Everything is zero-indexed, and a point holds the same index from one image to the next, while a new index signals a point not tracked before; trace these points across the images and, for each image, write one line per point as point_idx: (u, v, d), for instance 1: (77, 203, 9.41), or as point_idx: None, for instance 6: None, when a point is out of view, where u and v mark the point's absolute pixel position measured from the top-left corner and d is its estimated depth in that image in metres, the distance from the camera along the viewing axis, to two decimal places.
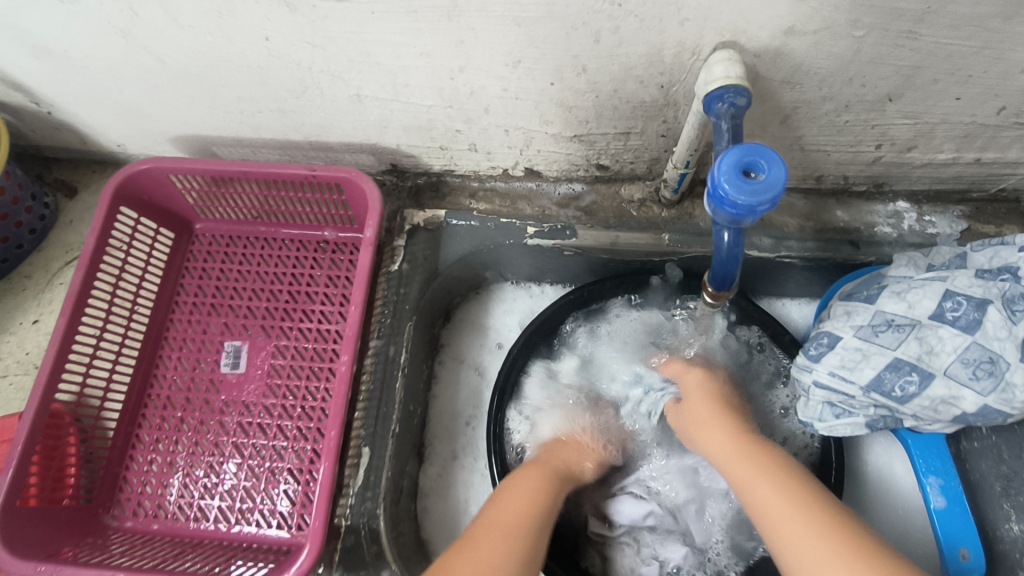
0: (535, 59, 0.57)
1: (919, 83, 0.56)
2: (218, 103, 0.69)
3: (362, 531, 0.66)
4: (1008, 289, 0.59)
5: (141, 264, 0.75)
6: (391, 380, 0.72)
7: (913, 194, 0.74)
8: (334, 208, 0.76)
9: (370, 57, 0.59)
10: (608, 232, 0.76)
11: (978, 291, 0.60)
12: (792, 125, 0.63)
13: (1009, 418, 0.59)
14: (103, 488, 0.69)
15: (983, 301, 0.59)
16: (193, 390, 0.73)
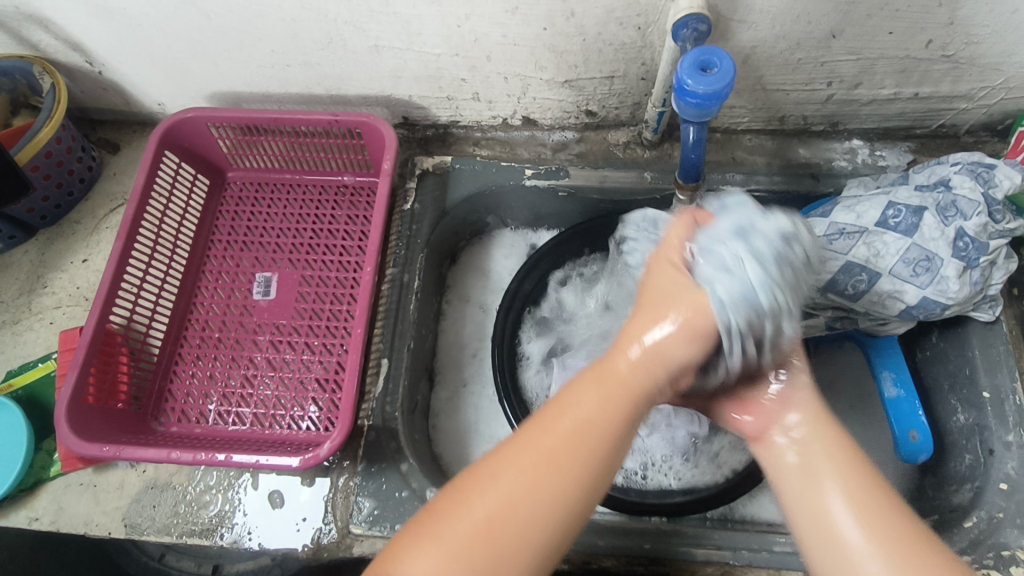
0: (529, 4, 0.67)
1: (856, 19, 0.65)
2: (253, 57, 0.78)
3: (384, 429, 0.74)
4: (941, 198, 0.68)
5: (182, 205, 0.84)
6: (406, 302, 0.81)
7: (866, 132, 0.83)
8: (353, 154, 0.85)
9: (388, 7, 0.68)
10: (596, 172, 0.85)
11: (916, 200, 0.69)
12: (753, 64, 0.73)
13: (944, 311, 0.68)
14: (151, 399, 0.77)
15: (919, 209, 0.68)
16: (228, 315, 0.81)
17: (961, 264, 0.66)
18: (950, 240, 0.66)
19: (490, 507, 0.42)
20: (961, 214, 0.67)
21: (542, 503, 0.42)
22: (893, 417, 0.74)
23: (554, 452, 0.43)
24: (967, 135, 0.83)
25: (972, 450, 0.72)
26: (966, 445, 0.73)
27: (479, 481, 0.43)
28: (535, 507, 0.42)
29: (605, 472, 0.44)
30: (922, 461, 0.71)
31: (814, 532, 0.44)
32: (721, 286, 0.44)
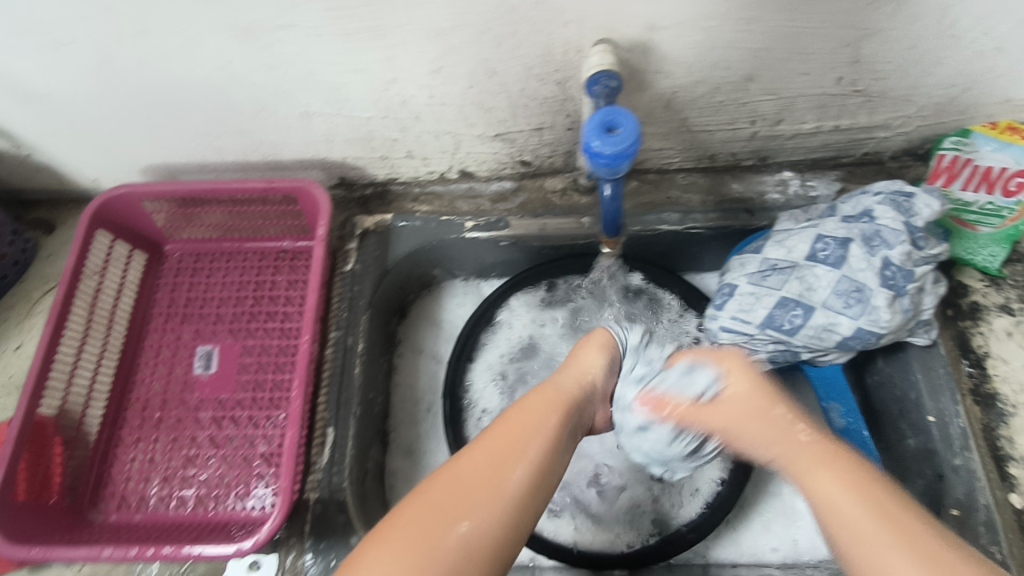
0: (454, 65, 0.67)
1: (768, 62, 0.67)
2: (183, 131, 0.77)
3: (331, 501, 0.72)
4: (866, 227, 0.69)
5: (117, 282, 0.82)
6: (351, 366, 0.79)
7: (795, 163, 0.85)
8: (292, 219, 0.85)
9: (315, 77, 0.68)
10: (536, 220, 0.86)
11: (842, 230, 0.70)
12: (676, 108, 0.74)
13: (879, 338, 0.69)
14: (88, 487, 0.74)
15: (845, 239, 0.69)
16: (169, 393, 0.79)
17: (890, 292, 0.67)
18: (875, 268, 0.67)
19: (453, 476, 0.48)
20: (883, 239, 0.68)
21: (488, 521, 0.45)
22: None
23: (513, 461, 0.49)
24: (892, 160, 0.85)
25: (924, 475, 0.72)
26: (920, 471, 0.73)
27: (453, 469, 0.48)
28: (481, 523, 0.45)
29: (537, 497, 0.49)
30: None
31: (878, 567, 0.42)
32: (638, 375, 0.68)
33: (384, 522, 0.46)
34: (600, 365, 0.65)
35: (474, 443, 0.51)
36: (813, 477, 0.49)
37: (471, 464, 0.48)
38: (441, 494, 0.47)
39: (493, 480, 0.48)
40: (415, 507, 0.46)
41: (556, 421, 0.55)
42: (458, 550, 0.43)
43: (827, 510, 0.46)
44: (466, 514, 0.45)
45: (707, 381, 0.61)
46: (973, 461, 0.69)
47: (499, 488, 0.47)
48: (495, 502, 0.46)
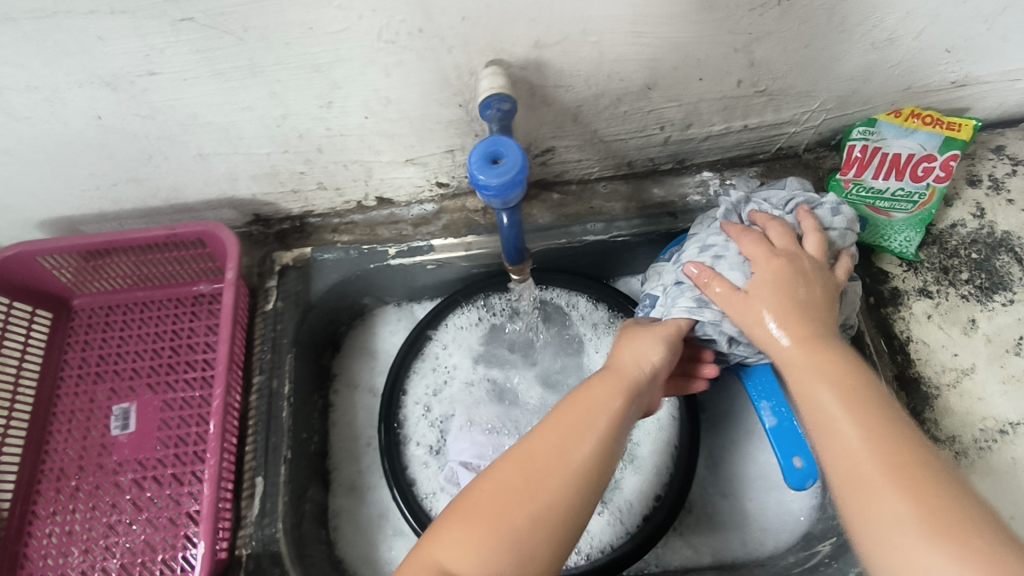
0: (343, 98, 0.65)
1: (664, 70, 0.67)
2: (73, 183, 0.74)
3: (263, 556, 0.69)
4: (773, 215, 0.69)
5: (20, 345, 0.78)
6: (277, 410, 0.76)
7: (713, 164, 0.85)
8: (204, 262, 0.81)
9: (199, 119, 0.66)
10: (460, 241, 0.84)
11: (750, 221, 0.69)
12: (584, 121, 0.73)
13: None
14: (2, 568, 0.70)
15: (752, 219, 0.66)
16: (85, 458, 0.75)
17: None
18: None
19: (523, 460, 0.53)
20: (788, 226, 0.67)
21: (546, 504, 0.51)
22: (777, 445, 0.72)
23: (572, 446, 0.54)
24: (807, 153, 0.85)
25: None
26: None
27: (514, 458, 0.54)
28: (539, 510, 0.51)
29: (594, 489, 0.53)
30: (810, 488, 0.70)
31: (860, 508, 0.49)
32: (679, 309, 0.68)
33: (454, 510, 0.52)
34: (659, 356, 0.63)
35: (539, 428, 0.56)
36: (812, 390, 0.55)
37: (544, 450, 0.54)
38: (495, 484, 0.52)
39: (546, 466, 0.53)
40: (467, 498, 0.52)
41: (622, 403, 0.58)
42: (516, 536, 0.49)
43: (811, 414, 0.55)
44: (519, 506, 0.51)
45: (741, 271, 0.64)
46: None
47: (573, 471, 0.53)
48: (544, 491, 0.51)
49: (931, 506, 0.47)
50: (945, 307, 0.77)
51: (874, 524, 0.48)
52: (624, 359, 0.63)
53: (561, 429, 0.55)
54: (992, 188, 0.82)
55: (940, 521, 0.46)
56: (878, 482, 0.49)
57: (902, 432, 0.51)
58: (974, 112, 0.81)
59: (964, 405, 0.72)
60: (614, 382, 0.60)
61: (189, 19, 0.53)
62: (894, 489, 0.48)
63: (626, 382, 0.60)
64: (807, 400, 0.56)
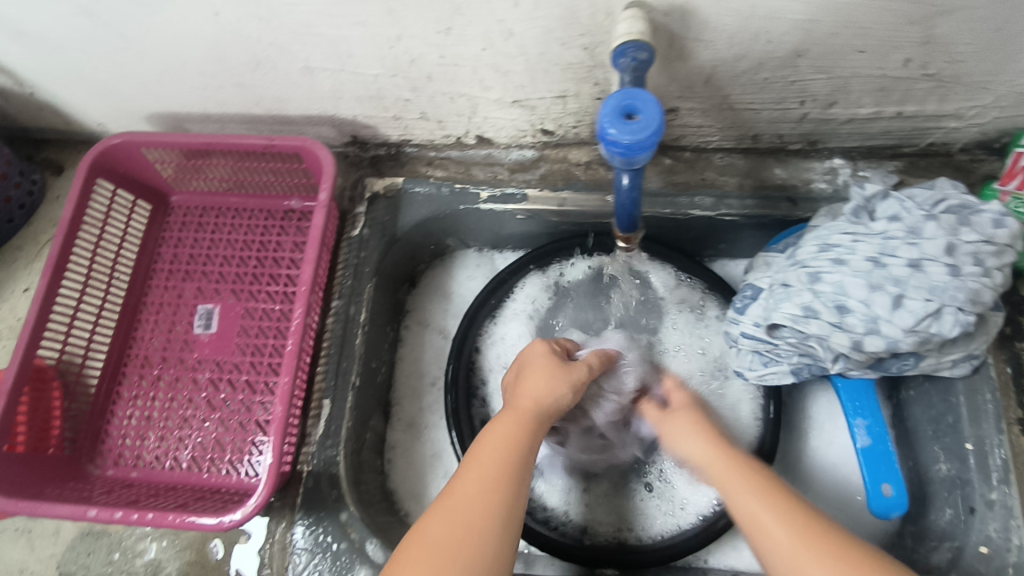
0: (463, 25, 0.61)
1: (819, 37, 0.58)
2: (183, 79, 0.73)
3: (322, 476, 0.70)
4: (913, 220, 0.59)
5: (120, 231, 0.80)
6: (351, 336, 0.76)
7: (848, 150, 0.77)
8: (298, 177, 0.81)
9: (312, 29, 0.63)
10: (556, 194, 0.80)
11: (884, 223, 0.60)
12: (716, 84, 0.66)
13: (911, 346, 0.58)
14: (86, 439, 0.74)
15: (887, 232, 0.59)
16: (169, 350, 0.78)
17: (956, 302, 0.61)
18: (917, 265, 0.57)
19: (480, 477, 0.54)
20: (930, 236, 0.58)
21: (497, 523, 0.51)
22: (865, 468, 0.68)
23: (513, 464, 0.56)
24: (962, 153, 0.75)
25: (953, 504, 0.67)
26: (948, 499, 0.67)
27: (461, 477, 0.55)
28: (485, 535, 0.50)
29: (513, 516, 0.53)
30: (893, 518, 0.66)
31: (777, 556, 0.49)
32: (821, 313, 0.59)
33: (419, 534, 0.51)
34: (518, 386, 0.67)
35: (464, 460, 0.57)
36: (745, 505, 0.53)
37: (475, 478, 0.54)
38: (455, 506, 0.52)
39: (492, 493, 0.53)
40: (439, 514, 0.52)
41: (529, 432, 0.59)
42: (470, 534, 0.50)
43: (746, 527, 0.52)
44: (481, 508, 0.52)
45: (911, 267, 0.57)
46: (1010, 496, 0.63)
47: (508, 479, 0.54)
48: (494, 514, 0.52)
49: (838, 549, 0.47)
50: None
51: (786, 554, 0.49)
52: (689, 421, 0.65)
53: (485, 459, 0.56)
54: None
55: (829, 550, 0.47)
56: (776, 531, 0.50)
57: (765, 495, 0.53)
58: None
59: None
60: (525, 416, 0.60)
61: None
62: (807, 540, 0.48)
63: (525, 420, 0.60)
64: (742, 514, 0.54)
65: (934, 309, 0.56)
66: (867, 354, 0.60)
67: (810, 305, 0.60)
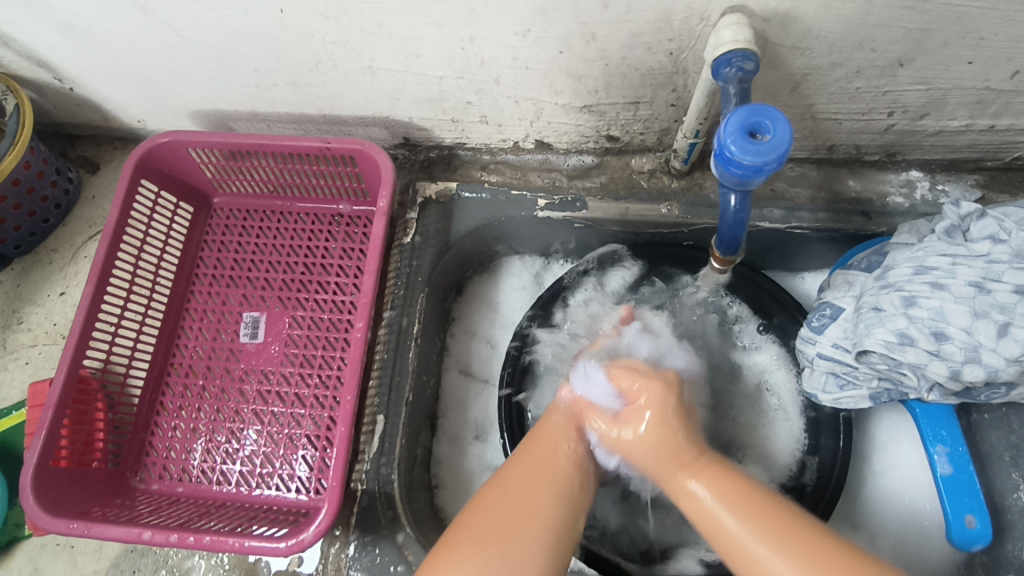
0: (544, 27, 0.57)
1: (930, 47, 0.56)
2: (235, 76, 0.69)
3: (377, 495, 0.67)
4: (1018, 242, 0.56)
5: (163, 233, 0.77)
6: (405, 349, 0.73)
7: (926, 163, 0.73)
8: (348, 181, 0.77)
9: (382, 28, 0.59)
10: (617, 204, 0.76)
11: (987, 245, 0.57)
12: (803, 93, 0.63)
13: (1012, 377, 0.55)
14: (130, 453, 0.72)
15: (991, 256, 0.56)
16: (214, 359, 0.75)
17: None
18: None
19: (535, 466, 0.53)
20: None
21: (573, 488, 0.52)
22: (947, 497, 0.67)
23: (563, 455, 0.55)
24: None
25: None
26: None
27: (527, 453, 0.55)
28: (545, 516, 0.49)
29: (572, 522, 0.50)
30: (975, 550, 0.65)
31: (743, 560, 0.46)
32: (921, 339, 0.56)
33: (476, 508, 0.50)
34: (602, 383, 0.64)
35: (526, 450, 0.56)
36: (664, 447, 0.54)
37: (541, 452, 0.55)
38: (524, 476, 0.52)
39: (557, 465, 0.53)
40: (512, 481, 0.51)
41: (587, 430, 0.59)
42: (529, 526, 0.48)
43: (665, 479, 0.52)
44: (536, 501, 0.50)
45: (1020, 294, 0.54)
46: None
47: (563, 475, 0.53)
48: (570, 480, 0.52)
49: (811, 552, 0.43)
50: None
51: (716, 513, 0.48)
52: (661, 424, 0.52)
53: (545, 448, 0.55)
54: None
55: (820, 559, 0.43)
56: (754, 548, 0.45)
57: (781, 505, 0.47)
58: None
59: None
60: (579, 411, 0.61)
61: None
62: (777, 545, 0.44)
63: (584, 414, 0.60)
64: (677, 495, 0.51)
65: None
66: (963, 384, 0.56)
67: (908, 329, 0.56)
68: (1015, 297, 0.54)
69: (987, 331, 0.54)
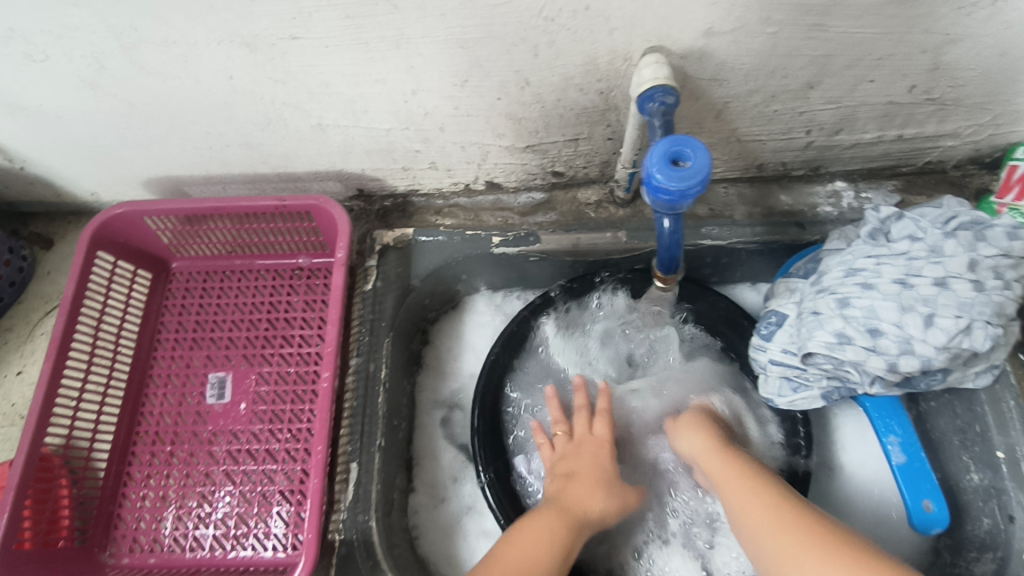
0: (482, 76, 0.61)
1: (834, 70, 0.61)
2: (187, 142, 0.71)
3: (355, 544, 0.67)
4: (933, 239, 0.61)
5: (122, 301, 0.77)
6: (374, 395, 0.74)
7: (849, 173, 0.79)
8: (306, 236, 0.79)
9: (328, 88, 0.62)
10: (569, 235, 0.79)
11: (906, 244, 0.62)
12: (727, 118, 0.68)
13: (944, 363, 0.59)
14: (98, 528, 0.70)
15: (909, 253, 0.61)
16: (181, 424, 0.74)
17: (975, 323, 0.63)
18: (943, 284, 0.59)
19: None
20: (951, 255, 0.59)
21: None
22: (904, 484, 0.69)
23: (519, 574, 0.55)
24: (954, 169, 0.78)
25: (989, 514, 0.68)
26: (986, 508, 0.68)
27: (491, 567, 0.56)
28: None
29: None
30: (935, 533, 0.67)
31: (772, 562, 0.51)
32: (859, 339, 0.60)
33: None
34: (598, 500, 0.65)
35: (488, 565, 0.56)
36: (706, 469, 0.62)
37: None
38: None
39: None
40: None
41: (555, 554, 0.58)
42: None
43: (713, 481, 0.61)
44: None
45: (939, 288, 0.58)
46: None
47: None
48: None
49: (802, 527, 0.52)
50: None
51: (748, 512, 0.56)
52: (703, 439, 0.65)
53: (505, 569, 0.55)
54: None
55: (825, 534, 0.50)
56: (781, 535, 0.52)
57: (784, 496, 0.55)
58: None
59: None
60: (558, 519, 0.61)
61: None
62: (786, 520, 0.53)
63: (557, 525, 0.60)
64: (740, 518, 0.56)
65: (964, 326, 0.57)
66: (902, 374, 0.60)
67: (843, 330, 0.60)
68: (936, 290, 0.58)
69: (916, 325, 0.58)
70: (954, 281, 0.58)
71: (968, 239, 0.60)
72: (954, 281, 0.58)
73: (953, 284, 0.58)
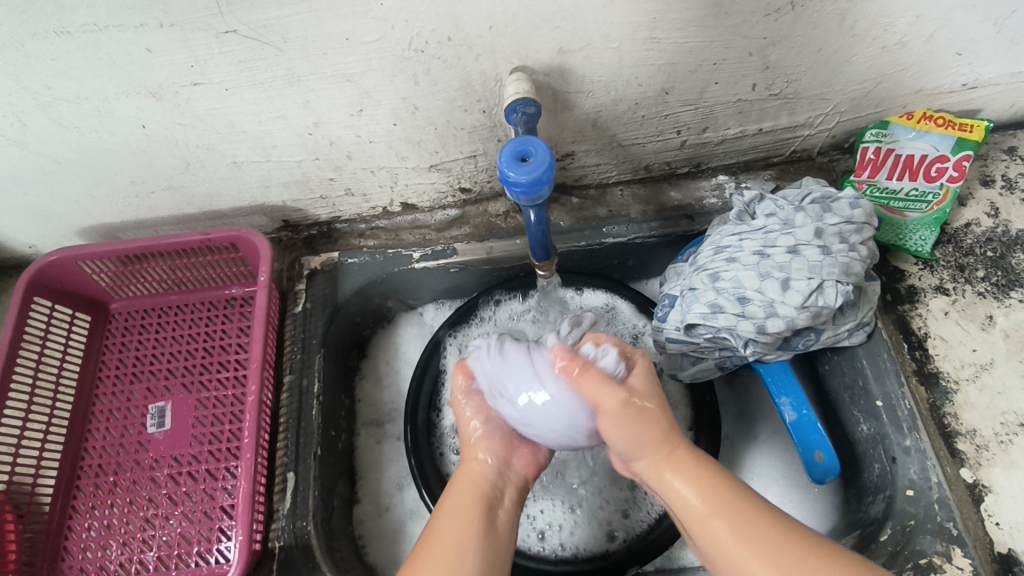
0: (374, 106, 0.68)
1: (681, 76, 0.70)
2: (114, 190, 0.77)
3: (295, 548, 0.70)
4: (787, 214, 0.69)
5: (61, 343, 0.81)
6: (307, 408, 0.78)
7: (728, 167, 0.87)
8: (236, 266, 0.84)
9: (235, 128, 0.69)
10: (482, 245, 0.86)
11: (764, 220, 0.70)
12: (603, 126, 0.76)
13: (807, 322, 0.65)
14: (45, 561, 0.72)
15: (767, 229, 0.69)
16: (123, 454, 0.78)
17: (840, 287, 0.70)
18: (795, 251, 0.66)
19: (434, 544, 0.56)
20: (801, 226, 0.67)
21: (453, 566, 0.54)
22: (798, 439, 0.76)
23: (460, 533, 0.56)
24: (821, 155, 0.87)
25: (879, 458, 0.73)
26: (874, 456, 0.75)
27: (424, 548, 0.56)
28: None
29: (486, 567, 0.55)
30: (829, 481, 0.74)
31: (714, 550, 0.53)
32: (727, 308, 0.67)
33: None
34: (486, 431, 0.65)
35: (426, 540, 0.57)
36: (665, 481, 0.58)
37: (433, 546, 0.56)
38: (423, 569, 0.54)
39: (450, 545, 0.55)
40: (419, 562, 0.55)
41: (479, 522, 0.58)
42: None
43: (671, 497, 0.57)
44: None
45: (791, 256, 0.66)
46: (922, 440, 0.69)
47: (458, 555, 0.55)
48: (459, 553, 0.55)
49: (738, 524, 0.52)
50: (962, 304, 0.76)
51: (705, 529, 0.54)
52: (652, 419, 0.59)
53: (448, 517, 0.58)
54: (1007, 188, 0.82)
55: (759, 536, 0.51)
56: (732, 539, 0.52)
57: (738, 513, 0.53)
58: (985, 114, 0.82)
59: (983, 400, 0.71)
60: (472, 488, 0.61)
61: (232, 31, 0.57)
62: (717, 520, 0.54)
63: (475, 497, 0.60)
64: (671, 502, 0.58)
65: (816, 287, 0.64)
66: (773, 336, 0.67)
67: (715, 301, 0.68)
68: (789, 258, 0.66)
69: (774, 290, 0.66)
70: (804, 248, 0.66)
71: (816, 211, 0.68)
72: (804, 247, 0.66)
73: (803, 251, 0.66)
